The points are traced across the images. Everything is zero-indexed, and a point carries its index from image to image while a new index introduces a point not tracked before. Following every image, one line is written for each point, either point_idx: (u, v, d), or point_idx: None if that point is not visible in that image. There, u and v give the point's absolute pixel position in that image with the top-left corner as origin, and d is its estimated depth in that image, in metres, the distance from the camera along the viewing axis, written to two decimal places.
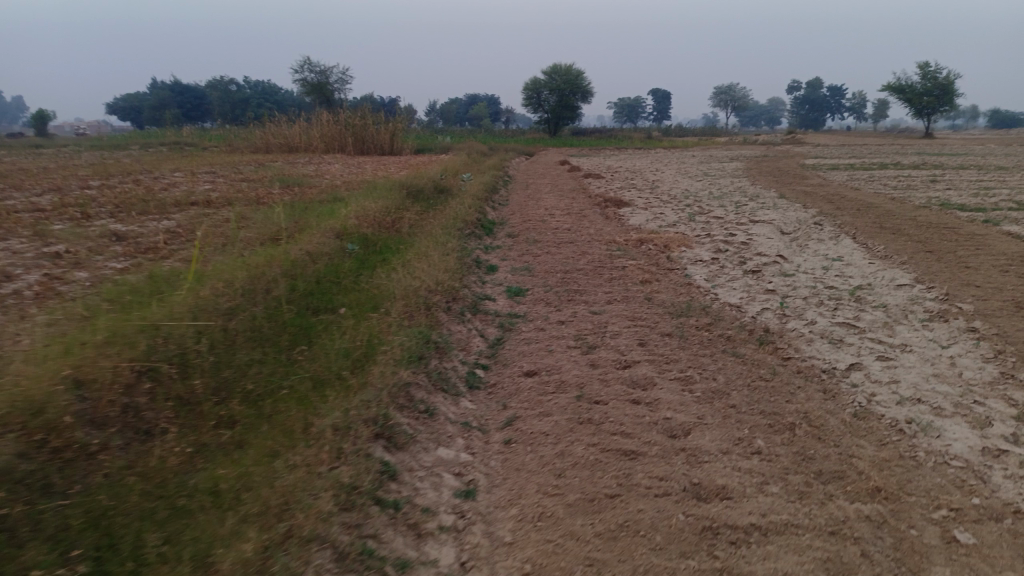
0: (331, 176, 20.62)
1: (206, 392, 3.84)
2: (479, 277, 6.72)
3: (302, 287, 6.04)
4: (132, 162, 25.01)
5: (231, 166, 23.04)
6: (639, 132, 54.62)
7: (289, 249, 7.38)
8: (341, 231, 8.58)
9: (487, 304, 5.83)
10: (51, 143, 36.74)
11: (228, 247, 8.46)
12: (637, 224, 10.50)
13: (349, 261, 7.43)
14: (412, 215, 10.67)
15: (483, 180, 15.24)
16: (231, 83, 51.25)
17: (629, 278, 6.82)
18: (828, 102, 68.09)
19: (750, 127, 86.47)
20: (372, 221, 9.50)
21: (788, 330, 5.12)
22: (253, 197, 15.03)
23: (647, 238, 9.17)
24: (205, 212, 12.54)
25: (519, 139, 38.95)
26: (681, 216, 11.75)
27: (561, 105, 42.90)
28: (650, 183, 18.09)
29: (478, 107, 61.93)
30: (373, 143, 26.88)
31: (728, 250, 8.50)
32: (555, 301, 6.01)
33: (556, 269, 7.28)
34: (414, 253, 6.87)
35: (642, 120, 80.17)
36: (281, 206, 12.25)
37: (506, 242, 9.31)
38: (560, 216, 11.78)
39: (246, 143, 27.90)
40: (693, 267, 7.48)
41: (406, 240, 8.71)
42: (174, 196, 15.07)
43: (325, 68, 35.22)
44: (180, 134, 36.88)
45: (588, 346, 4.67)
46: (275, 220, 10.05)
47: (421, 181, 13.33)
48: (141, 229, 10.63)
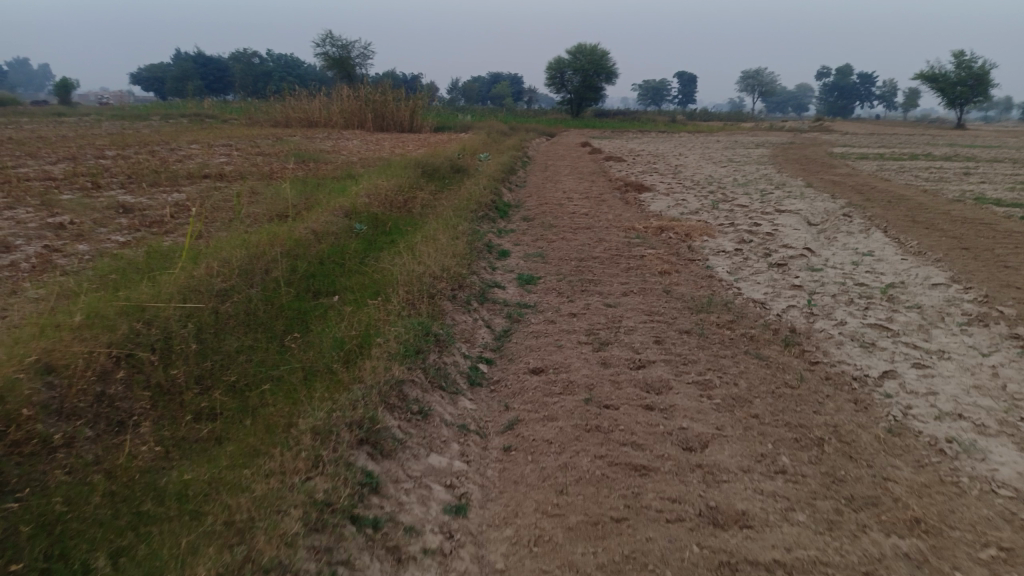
0: (348, 151, 20.38)
1: (189, 382, 3.61)
2: (490, 263, 6.43)
3: (303, 268, 5.80)
4: (150, 133, 24.92)
5: (248, 139, 22.87)
6: (663, 116, 53.82)
7: (295, 228, 7.14)
8: (351, 210, 8.34)
9: (496, 292, 5.55)
10: (75, 112, 36.91)
11: (235, 223, 8.25)
12: (657, 211, 10.16)
13: (357, 241, 7.17)
14: (425, 195, 10.40)
15: (501, 161, 14.92)
16: (255, 56, 51.10)
17: (647, 268, 6.51)
18: (858, 89, 66.65)
19: (776, 113, 85.04)
20: (384, 200, 9.24)
21: (816, 331, 4.79)
22: (268, 171, 14.83)
23: (667, 225, 8.83)
24: (217, 186, 12.35)
25: (540, 119, 38.43)
26: (704, 203, 11.38)
27: (585, 85, 42.29)
28: (672, 168, 17.65)
29: (500, 87, 61.36)
30: (393, 120, 26.60)
31: (752, 241, 8.15)
32: (568, 291, 5.71)
33: (571, 257, 6.98)
34: (422, 236, 6.59)
35: (667, 104, 79.10)
36: (294, 182, 12.03)
37: (520, 225, 9.02)
38: (578, 199, 11.45)
39: (265, 117, 27.73)
40: (715, 258, 7.15)
41: (417, 221, 8.44)
42: (189, 169, 14.92)
43: (347, 43, 34.89)
44: (201, 106, 36.82)
45: (600, 343, 4.38)
46: (286, 196, 9.82)
47: (437, 160, 13.03)
48: (150, 202, 10.46)
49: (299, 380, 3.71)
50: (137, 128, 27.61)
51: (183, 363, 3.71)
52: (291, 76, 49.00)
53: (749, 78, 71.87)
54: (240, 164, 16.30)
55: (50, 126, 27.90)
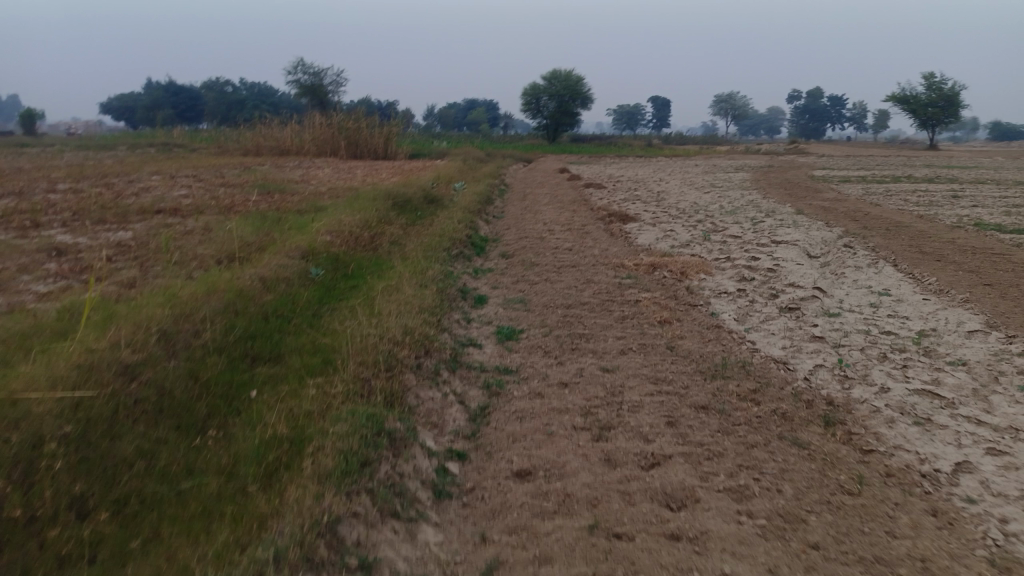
0: (317, 181, 19.51)
1: (57, 508, 2.71)
2: (463, 315, 5.56)
3: (241, 328, 4.90)
4: (112, 164, 23.88)
5: (213, 169, 21.95)
6: (639, 140, 53.71)
7: (240, 276, 6.23)
8: (308, 250, 7.44)
9: (472, 354, 4.67)
10: (38, 142, 35.87)
11: (177, 269, 7.33)
12: (646, 244, 9.39)
13: (313, 290, 6.28)
14: (395, 230, 9.54)
15: (477, 189, 14.11)
16: (229, 83, 50.18)
17: (644, 316, 5.69)
18: (829, 111, 67.14)
19: (750, 136, 85.67)
20: (347, 238, 8.38)
21: (857, 403, 3.98)
22: (228, 204, 13.89)
23: (660, 261, 8.05)
24: (170, 222, 11.41)
25: (517, 145, 37.90)
26: (694, 234, 10.61)
27: (561, 110, 41.85)
28: (655, 195, 16.95)
29: (476, 113, 61.08)
30: (367, 147, 25.73)
31: (754, 279, 7.38)
32: (557, 348, 4.86)
33: (556, 302, 6.12)
34: (385, 283, 5.73)
35: (642, 129, 79.36)
36: (253, 218, 11.11)
37: (498, 263, 8.21)
38: (560, 232, 10.67)
39: (233, 146, 26.79)
40: (719, 301, 6.34)
41: (383, 262, 7.57)
42: (142, 203, 13.95)
43: (319, 70, 34.19)
44: (170, 136, 35.82)
45: (599, 427, 3.53)
46: (240, 235, 8.91)
47: (408, 190, 12.17)
48: (90, 243, 9.50)
49: (208, 502, 2.82)
50: (100, 159, 26.54)
51: (53, 481, 2.81)
52: (264, 105, 48.24)
53: (722, 101, 72.18)
54: (200, 196, 15.33)
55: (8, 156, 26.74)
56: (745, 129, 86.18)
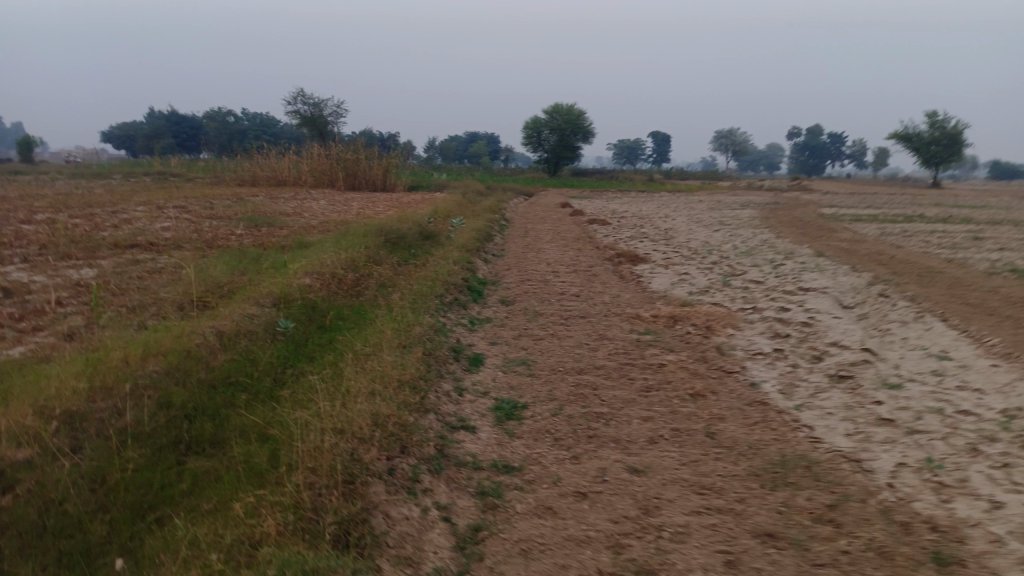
0: (310, 213, 18.68)
1: None
2: (455, 382, 4.59)
3: (178, 402, 3.98)
4: (101, 194, 23.07)
5: (204, 199, 21.16)
6: (640, 175, 53.15)
7: (194, 330, 5.29)
8: (280, 296, 6.50)
9: (463, 441, 3.71)
10: (33, 169, 35.24)
11: (131, 320, 6.42)
12: (662, 290, 8.47)
13: (279, 347, 5.33)
14: (384, 272, 8.62)
15: (476, 225, 13.21)
16: (231, 115, 49.76)
17: (672, 386, 4.75)
18: (829, 148, 66.84)
19: (750, 172, 85.48)
20: (329, 282, 7.47)
21: (969, 527, 3.02)
22: (210, 238, 13.01)
23: (681, 312, 7.13)
24: (143, 259, 10.49)
25: (517, 178, 37.23)
26: (713, 278, 9.68)
27: (562, 144, 41.28)
28: (664, 233, 16.08)
29: (477, 146, 60.81)
30: (365, 179, 24.93)
31: (791, 337, 6.44)
32: (569, 433, 3.90)
33: (566, 365, 5.17)
34: (362, 343, 4.79)
35: (642, 162, 79.16)
36: (233, 255, 10.21)
37: (498, 311, 7.28)
38: (566, 273, 9.76)
39: (228, 177, 26.03)
40: (757, 367, 5.38)
41: (366, 310, 6.62)
42: (118, 236, 13.06)
43: (318, 100, 33.61)
44: (166, 165, 35.19)
45: (634, 572, 2.58)
46: (211, 278, 7.98)
47: (401, 226, 11.27)
48: (47, 282, 8.58)
49: None
50: (90, 188, 25.74)
51: None
52: (265, 136, 47.77)
53: (723, 137, 71.94)
54: (184, 230, 14.44)
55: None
56: (745, 166, 85.89)
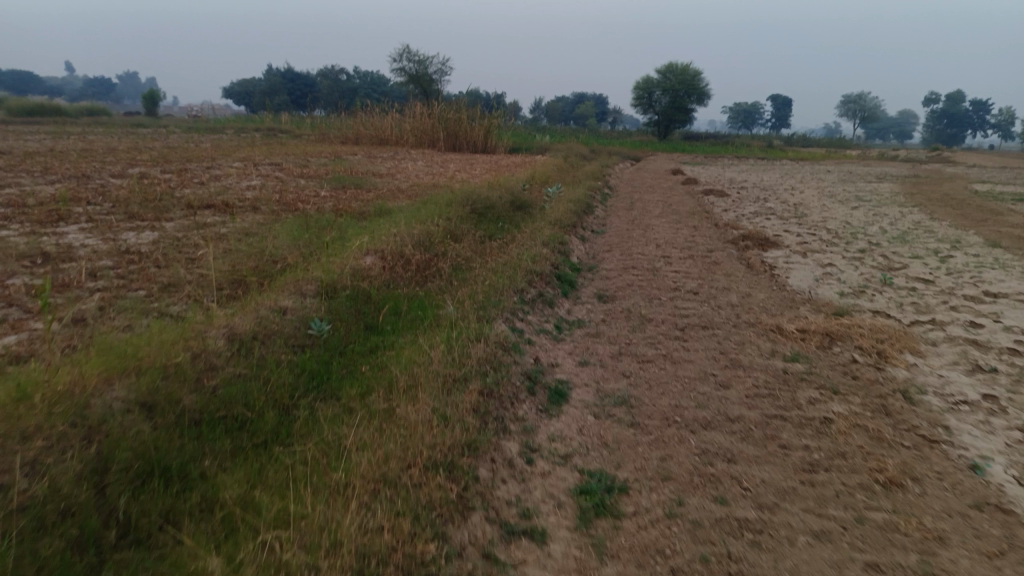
0: (403, 175, 17.68)
1: None
2: (524, 439, 3.21)
3: (123, 458, 2.83)
4: (204, 149, 22.97)
5: (300, 157, 20.57)
6: (758, 142, 49.65)
7: (199, 331, 4.14)
8: (326, 282, 5.28)
9: (523, 570, 2.33)
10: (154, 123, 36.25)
11: (154, 304, 5.39)
12: (804, 289, 6.74)
13: (303, 357, 4.11)
14: (462, 252, 7.32)
15: (576, 195, 11.68)
16: (343, 72, 49.94)
17: (848, 466, 3.18)
18: (972, 116, 60.31)
19: (879, 140, 78.98)
20: (392, 265, 6.23)
21: None
22: (290, 200, 12.11)
23: (836, 325, 5.43)
24: (211, 221, 9.63)
25: (626, 142, 35.19)
26: (867, 274, 7.80)
27: (674, 106, 38.68)
28: (792, 210, 14.01)
29: (585, 108, 58.73)
30: (466, 140, 23.70)
31: (999, 375, 4.65)
32: (696, 560, 2.44)
33: (684, 411, 3.67)
34: (401, 372, 3.48)
35: (760, 128, 74.41)
36: (302, 221, 9.17)
37: (594, 309, 5.83)
38: (680, 259, 8.15)
39: (329, 135, 25.49)
40: (970, 433, 3.68)
41: (428, 304, 5.31)
42: (198, 194, 12.38)
43: (424, 57, 32.59)
44: (275, 122, 35.37)
45: None
46: (265, 252, 6.91)
47: (489, 193, 9.91)
48: (99, 247, 7.78)
49: None
50: (198, 142, 25.80)
51: None
52: (374, 96, 47.54)
53: (849, 101, 66.23)
54: (268, 190, 13.63)
55: (114, 138, 26.32)
56: (873, 134, 79.26)
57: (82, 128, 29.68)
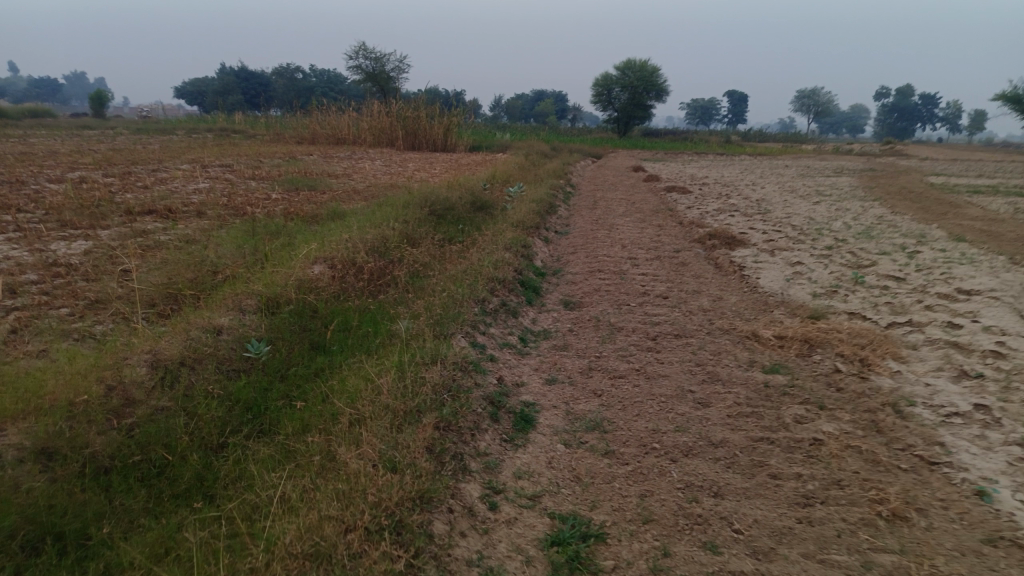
0: (360, 175, 17.15)
1: None
2: (486, 480, 2.83)
3: (8, 523, 2.38)
4: (153, 150, 22.06)
5: (253, 157, 19.87)
6: (716, 138, 49.99)
7: (118, 359, 3.68)
8: (268, 297, 4.84)
9: None
10: (101, 124, 34.96)
11: (78, 324, 4.89)
12: (777, 290, 6.48)
13: (238, 385, 3.67)
14: (419, 258, 6.91)
15: (538, 194, 11.33)
16: (299, 71, 48.90)
17: (845, 497, 2.87)
18: (921, 110, 61.66)
19: (833, 134, 80.35)
20: (343, 274, 5.80)
21: None
22: (239, 204, 11.53)
23: (815, 330, 5.15)
24: (152, 228, 9.05)
25: (586, 139, 35.01)
26: (837, 272, 7.58)
27: (633, 103, 38.64)
28: (756, 206, 13.85)
29: (545, 106, 58.54)
30: (426, 139, 23.20)
31: (987, 382, 4.40)
32: None
33: (663, 435, 3.33)
34: (346, 404, 3.07)
35: (718, 123, 75.06)
36: (251, 227, 8.67)
37: (561, 318, 5.48)
38: (647, 260, 7.84)
39: (283, 135, 24.75)
40: (969, 450, 3.40)
41: (382, 317, 4.90)
42: (142, 199, 11.73)
43: (381, 55, 31.95)
44: (229, 122, 34.40)
45: None
46: (206, 262, 6.41)
47: (448, 194, 9.50)
48: (25, 258, 7.18)
49: None
50: (146, 144, 24.86)
51: None
52: (331, 94, 46.63)
53: (803, 96, 67.21)
54: (217, 193, 13.00)
55: (56, 140, 25.19)
56: (827, 129, 80.60)
57: (23, 131, 28.40)
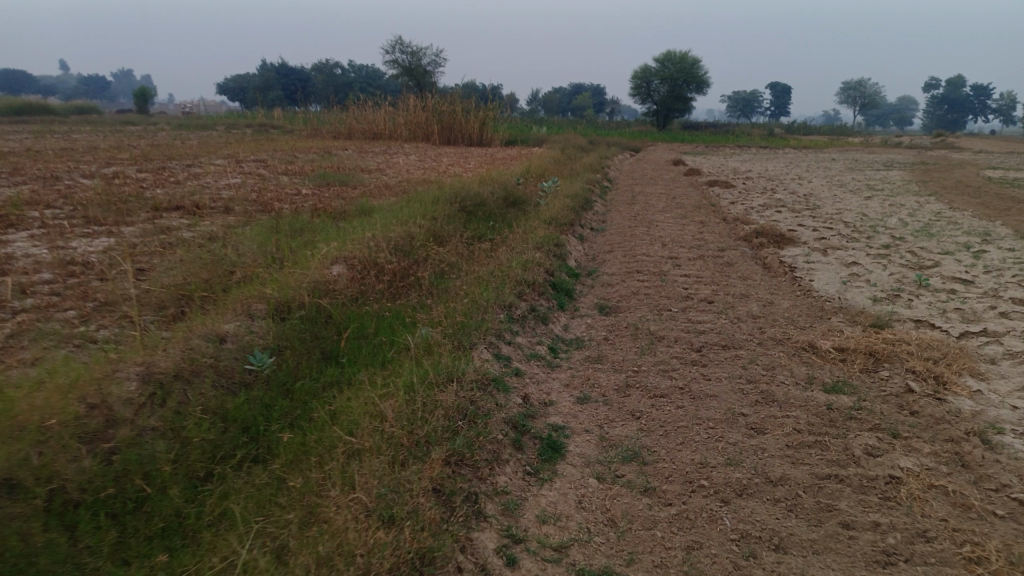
0: (394, 170, 16.88)
1: None
2: (504, 526, 2.42)
3: None
4: (189, 146, 22.08)
5: (287, 152, 19.76)
6: (758, 131, 48.82)
7: (108, 371, 3.37)
8: (279, 301, 4.50)
9: None
10: (144, 120, 35.44)
11: (81, 327, 4.61)
12: (832, 294, 5.95)
13: (236, 401, 3.33)
14: (445, 257, 6.52)
15: (573, 189, 10.86)
16: (338, 66, 48.99)
17: (934, 555, 2.39)
18: (973, 101, 59.46)
19: (880, 127, 78.08)
20: (363, 274, 5.45)
21: None
22: (268, 199, 11.31)
23: (879, 341, 4.62)
24: (176, 225, 8.81)
25: (625, 133, 34.37)
26: (897, 273, 7.00)
27: (672, 95, 37.78)
28: (803, 201, 13.21)
29: (583, 99, 57.86)
30: (461, 133, 22.86)
31: None
32: None
33: (712, 470, 2.88)
34: (348, 435, 2.70)
35: (760, 116, 73.42)
36: (275, 223, 8.39)
37: (595, 324, 5.05)
38: (689, 259, 7.35)
39: (319, 130, 24.61)
40: None
41: (400, 323, 4.52)
42: (172, 194, 11.58)
43: (417, 49, 31.72)
44: (268, 117, 34.59)
45: None
46: (222, 261, 6.11)
47: (479, 189, 9.09)
48: (42, 256, 6.97)
49: None
50: (185, 139, 24.99)
51: None
52: (369, 90, 46.66)
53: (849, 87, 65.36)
54: (247, 188, 12.78)
55: (97, 136, 25.42)
56: (874, 121, 78.32)
57: (67, 127, 28.75)
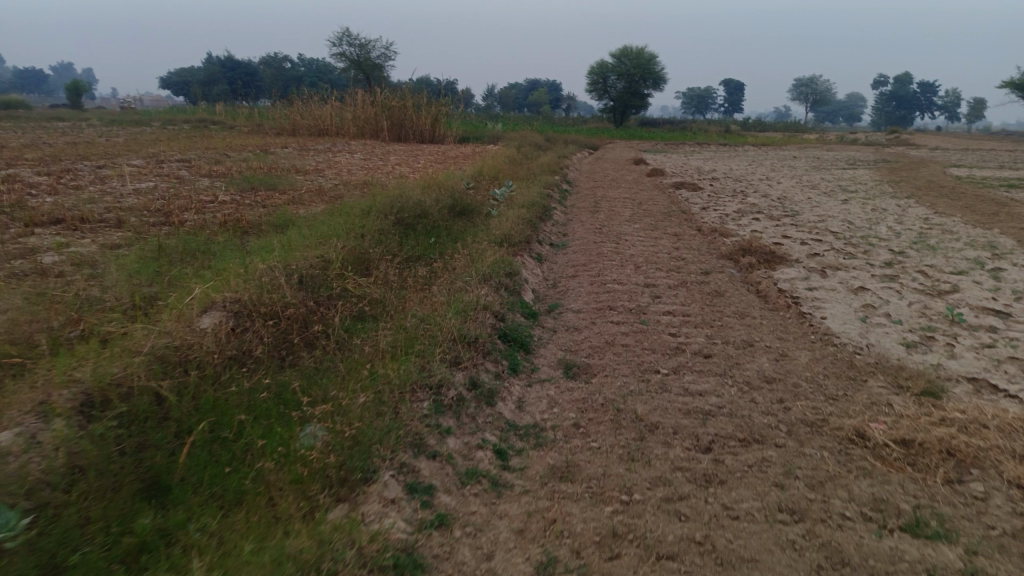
0: (333, 171, 15.27)
1: None
2: None
3: None
4: (111, 143, 20.01)
5: (218, 150, 17.95)
6: (715, 127, 48.26)
7: None
8: (92, 388, 2.98)
9: None
10: (72, 114, 32.83)
11: None
12: (857, 341, 4.69)
13: None
14: (369, 293, 5.10)
15: (531, 195, 9.49)
16: (286, 59, 46.80)
17: None
18: (922, 98, 60.04)
19: (833, 123, 78.69)
20: (245, 326, 3.99)
21: None
22: (177, 208, 9.65)
23: (948, 424, 3.35)
24: (46, 245, 7.14)
25: (583, 129, 33.19)
26: (918, 304, 5.80)
27: (629, 91, 36.69)
28: (780, 206, 12.10)
29: (539, 95, 56.57)
30: (411, 129, 21.31)
31: None
32: None
33: None
34: None
35: (714, 112, 73.14)
36: (167, 241, 6.80)
37: (560, 398, 3.69)
38: (669, 287, 6.05)
39: (257, 127, 22.76)
40: None
41: (277, 417, 3.10)
42: (62, 202, 9.82)
43: (366, 40, 29.88)
44: (209, 112, 32.37)
45: None
46: (65, 305, 4.55)
47: (420, 196, 7.65)
48: None
49: None
50: (110, 136, 22.88)
51: None
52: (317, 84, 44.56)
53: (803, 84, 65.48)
54: (157, 195, 11.07)
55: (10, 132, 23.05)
56: (827, 117, 78.85)
57: None
